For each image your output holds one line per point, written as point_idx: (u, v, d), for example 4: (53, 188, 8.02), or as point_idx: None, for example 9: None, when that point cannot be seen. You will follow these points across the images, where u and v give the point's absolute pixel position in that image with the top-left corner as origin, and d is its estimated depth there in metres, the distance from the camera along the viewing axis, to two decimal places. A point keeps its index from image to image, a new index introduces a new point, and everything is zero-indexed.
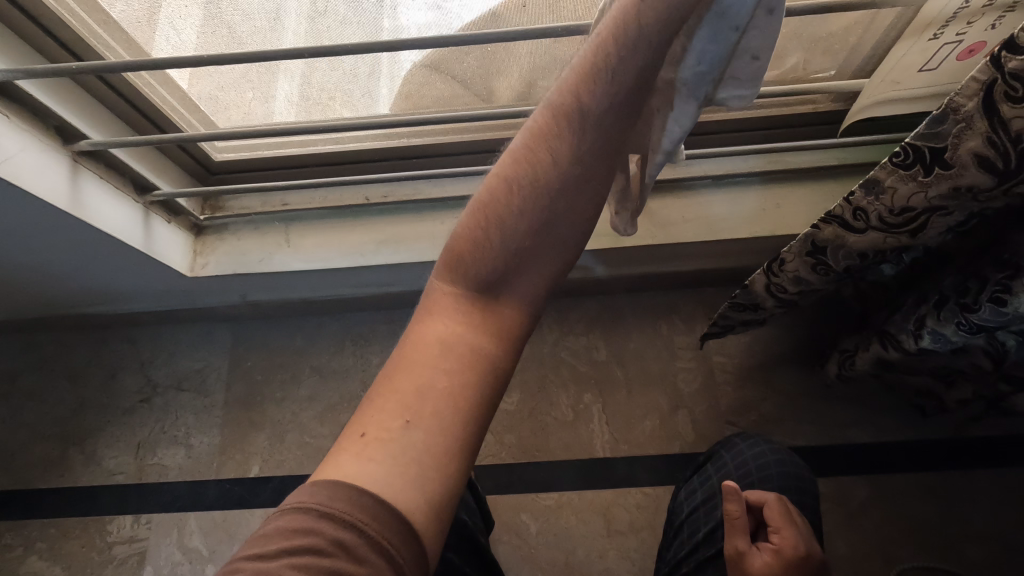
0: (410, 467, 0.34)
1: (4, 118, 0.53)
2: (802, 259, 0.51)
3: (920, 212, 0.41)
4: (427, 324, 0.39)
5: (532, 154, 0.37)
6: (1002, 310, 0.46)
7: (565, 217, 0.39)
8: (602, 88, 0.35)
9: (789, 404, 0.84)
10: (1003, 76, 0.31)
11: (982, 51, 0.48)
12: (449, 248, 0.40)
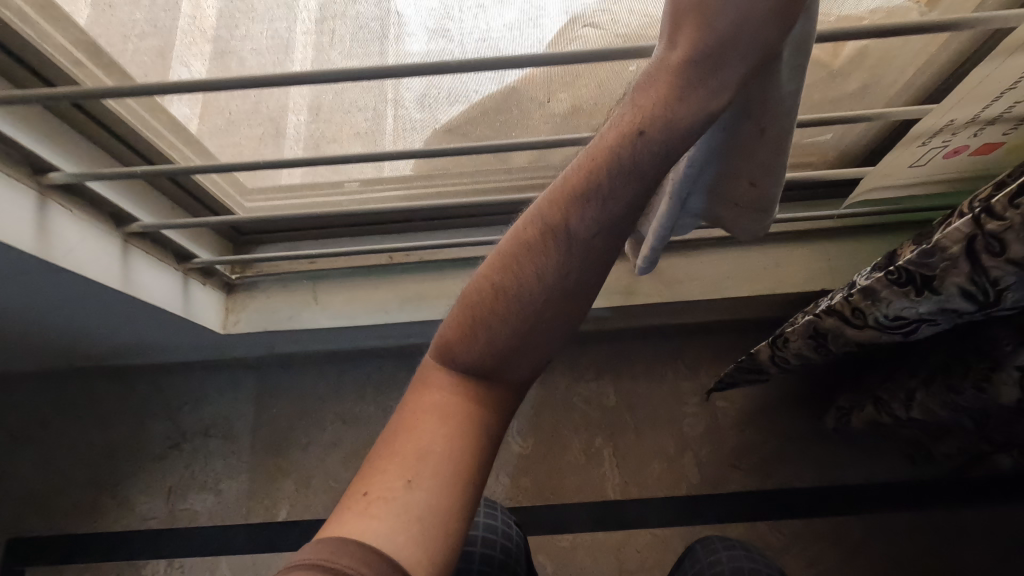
0: (411, 526, 0.37)
1: (68, 214, 0.57)
2: (806, 340, 0.57)
3: (912, 320, 0.46)
4: (425, 399, 0.43)
5: (516, 267, 0.40)
6: (985, 394, 0.50)
7: (546, 324, 0.42)
8: (586, 216, 0.37)
9: (788, 447, 0.90)
10: (983, 233, 0.36)
11: (965, 151, 0.54)
12: (444, 330, 0.44)
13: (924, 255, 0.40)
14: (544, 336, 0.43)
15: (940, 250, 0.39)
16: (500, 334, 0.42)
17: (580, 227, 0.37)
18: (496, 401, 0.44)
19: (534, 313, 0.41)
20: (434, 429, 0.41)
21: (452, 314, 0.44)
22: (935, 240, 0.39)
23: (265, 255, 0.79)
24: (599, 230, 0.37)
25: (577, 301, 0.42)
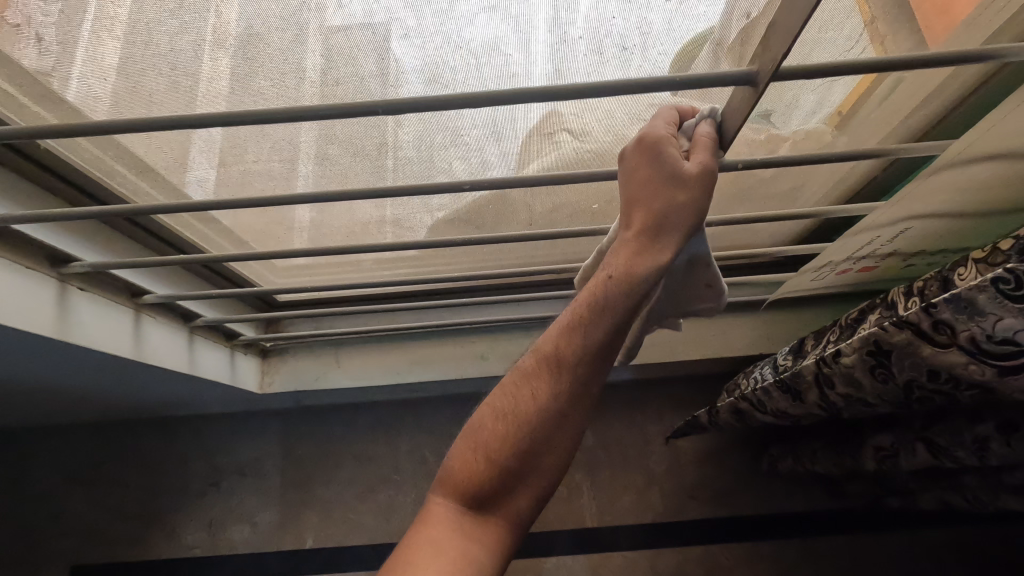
0: None
1: (153, 319, 0.73)
2: (730, 414, 0.75)
3: (794, 414, 0.64)
4: (427, 528, 0.42)
5: (518, 392, 0.46)
6: (863, 458, 0.66)
7: (550, 440, 0.44)
8: (590, 334, 0.44)
9: (738, 481, 1.05)
10: (880, 343, 0.46)
11: (855, 268, 0.69)
12: (447, 470, 0.46)
13: (793, 377, 0.59)
14: (545, 456, 0.45)
15: (801, 374, 0.56)
16: (503, 455, 0.44)
17: (583, 346, 0.44)
18: (497, 532, 0.43)
19: (540, 427, 0.44)
20: (439, 552, 0.40)
21: (460, 441, 0.47)
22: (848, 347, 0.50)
23: (298, 333, 0.94)
24: (600, 345, 0.44)
25: (578, 415, 0.45)
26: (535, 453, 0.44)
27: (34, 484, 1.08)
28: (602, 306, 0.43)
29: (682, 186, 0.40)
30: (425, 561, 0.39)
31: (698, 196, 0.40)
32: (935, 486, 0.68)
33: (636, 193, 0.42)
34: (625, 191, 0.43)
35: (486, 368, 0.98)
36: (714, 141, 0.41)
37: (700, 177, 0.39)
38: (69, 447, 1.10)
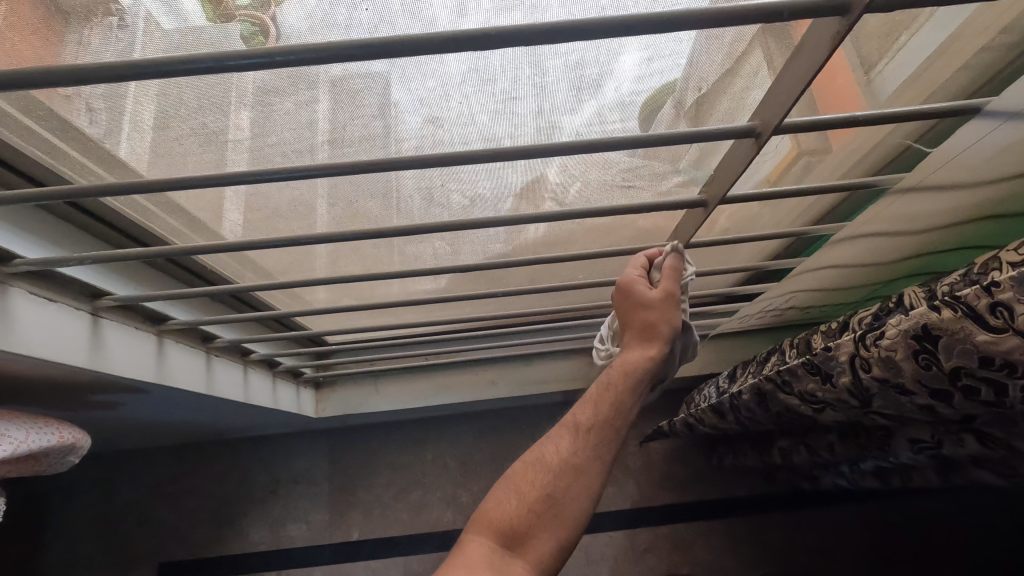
0: None
1: (254, 370, 0.96)
2: (682, 426, 1.02)
3: (721, 428, 0.91)
4: (462, 564, 0.47)
5: (552, 450, 0.53)
6: (773, 455, 0.93)
7: (572, 490, 0.50)
8: (600, 406, 0.53)
9: (697, 472, 1.32)
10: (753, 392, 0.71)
11: (771, 315, 0.93)
12: (485, 517, 0.51)
13: (711, 407, 0.85)
14: (569, 507, 0.50)
15: (720, 405, 0.83)
16: (531, 499, 0.50)
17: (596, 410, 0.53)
18: (529, 571, 0.47)
19: (565, 474, 0.51)
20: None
21: (495, 489, 0.54)
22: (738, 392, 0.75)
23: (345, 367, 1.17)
24: (611, 411, 0.53)
25: (596, 471, 0.51)
26: (560, 500, 0.50)
27: (122, 498, 1.30)
28: (614, 382, 0.53)
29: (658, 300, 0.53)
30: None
31: (670, 312, 0.53)
32: (825, 473, 0.94)
33: (625, 316, 0.55)
34: (620, 314, 0.56)
35: (497, 390, 1.23)
36: (679, 268, 0.55)
37: (667, 297, 0.53)
38: (151, 465, 1.32)
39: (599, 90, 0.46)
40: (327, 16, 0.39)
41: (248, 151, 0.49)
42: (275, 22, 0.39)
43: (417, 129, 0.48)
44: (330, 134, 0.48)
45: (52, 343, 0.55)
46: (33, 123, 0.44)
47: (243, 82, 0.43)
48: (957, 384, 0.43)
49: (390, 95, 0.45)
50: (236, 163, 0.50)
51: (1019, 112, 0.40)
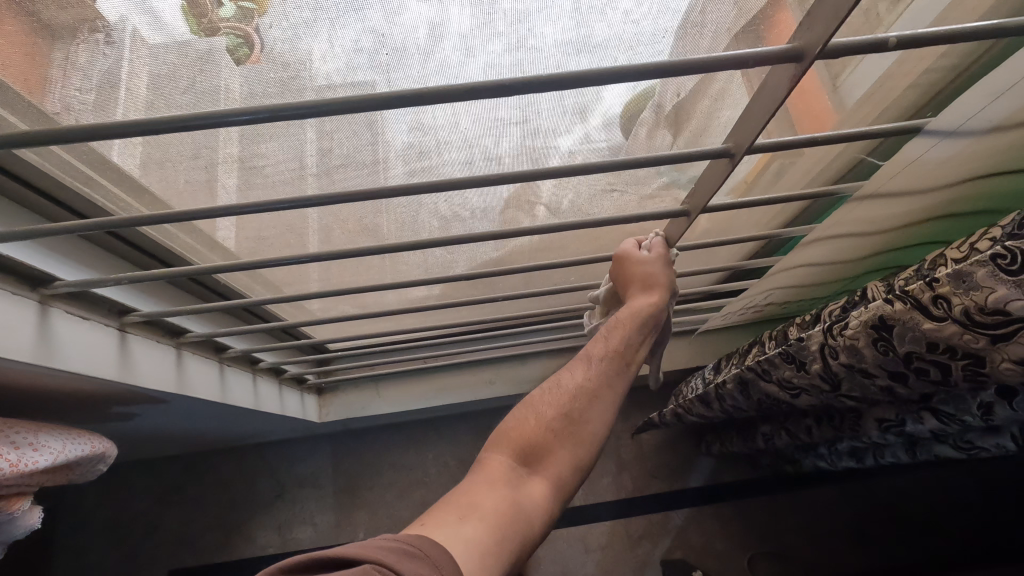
0: (477, 550, 0.44)
1: (262, 379, 1.00)
2: (671, 416, 1.07)
3: (708, 417, 0.97)
4: (482, 473, 0.52)
5: (568, 378, 0.59)
6: (757, 440, 0.99)
7: (587, 416, 0.55)
8: (612, 338, 0.59)
9: (687, 461, 1.38)
10: (736, 383, 0.77)
11: (752, 310, 0.99)
12: (501, 432, 0.56)
13: (698, 397, 0.91)
14: (584, 429, 0.55)
15: (706, 395, 0.88)
16: (551, 422, 0.55)
17: (610, 346, 0.58)
18: (544, 485, 0.52)
19: (579, 400, 0.56)
20: (496, 487, 0.50)
21: (515, 410, 0.58)
22: (723, 383, 0.81)
23: (345, 372, 1.21)
24: (622, 350, 0.58)
25: (606, 403, 0.57)
26: (575, 424, 0.55)
27: (128, 509, 1.32)
28: (621, 325, 0.59)
29: (654, 257, 0.61)
30: (485, 491, 0.49)
31: (665, 270, 0.61)
32: (806, 455, 1.01)
33: (625, 278, 0.62)
34: (619, 280, 0.63)
35: (494, 390, 1.28)
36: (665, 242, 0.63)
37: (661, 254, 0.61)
38: (155, 475, 1.35)
39: (581, 112, 0.51)
40: (335, 56, 0.43)
41: (239, 172, 0.52)
42: (257, 33, 0.40)
43: (409, 144, 0.51)
44: (322, 162, 0.52)
45: (87, 358, 0.58)
46: (71, 157, 0.49)
47: (224, 130, 0.48)
48: (911, 367, 0.48)
49: (390, 124, 0.49)
50: (228, 190, 0.53)
51: (954, 130, 0.46)
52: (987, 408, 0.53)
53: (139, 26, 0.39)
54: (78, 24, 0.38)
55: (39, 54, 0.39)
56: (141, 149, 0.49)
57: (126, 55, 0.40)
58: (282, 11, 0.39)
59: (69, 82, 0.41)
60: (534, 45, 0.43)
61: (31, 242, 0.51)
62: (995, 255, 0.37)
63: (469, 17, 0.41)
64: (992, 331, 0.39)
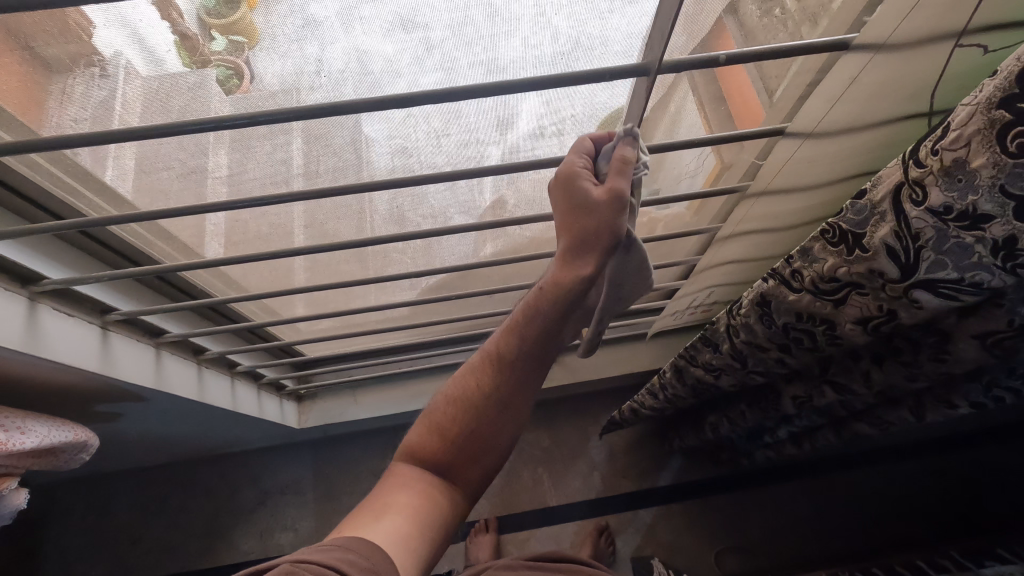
0: (399, 542, 0.49)
1: (242, 384, 1.06)
2: (629, 412, 1.14)
3: (659, 410, 1.04)
4: (393, 482, 0.56)
5: (474, 379, 0.58)
6: (707, 431, 1.05)
7: (490, 427, 0.56)
8: (521, 339, 0.55)
9: (657, 462, 1.43)
10: (672, 372, 0.84)
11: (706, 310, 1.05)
12: (410, 440, 0.59)
13: (646, 389, 0.97)
14: (490, 439, 0.56)
15: (652, 387, 0.95)
16: (454, 436, 0.56)
17: (515, 348, 0.56)
18: (456, 491, 0.57)
19: (488, 409, 0.56)
20: (410, 490, 0.54)
21: (420, 419, 0.60)
22: (662, 373, 0.88)
23: (325, 379, 1.26)
24: (530, 344, 0.55)
25: (512, 407, 0.57)
26: (484, 434, 0.56)
27: (115, 518, 1.37)
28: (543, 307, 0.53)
29: (595, 213, 0.46)
30: (395, 498, 0.54)
31: (615, 215, 0.46)
32: (755, 446, 1.06)
33: (564, 225, 0.50)
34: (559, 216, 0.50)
35: None
36: (631, 161, 0.46)
37: (608, 202, 0.45)
38: (141, 485, 1.40)
39: (531, 135, 0.58)
40: (312, 79, 0.50)
41: (224, 183, 0.59)
42: (247, 66, 0.49)
43: (388, 157, 0.58)
44: (305, 168, 0.58)
45: (70, 350, 0.65)
46: (54, 168, 0.56)
47: (214, 133, 0.54)
48: (790, 337, 0.55)
49: (371, 139, 0.57)
50: (217, 195, 0.60)
51: (811, 132, 0.53)
52: (868, 374, 0.60)
53: (129, 59, 0.46)
54: (77, 59, 0.46)
55: (39, 86, 0.46)
56: (132, 158, 0.55)
57: (118, 84, 0.47)
58: (269, 45, 0.48)
59: (64, 112, 0.48)
60: (504, 65, 0.49)
61: (19, 241, 0.58)
62: (824, 231, 0.44)
63: (441, 42, 0.47)
64: (833, 297, 0.46)
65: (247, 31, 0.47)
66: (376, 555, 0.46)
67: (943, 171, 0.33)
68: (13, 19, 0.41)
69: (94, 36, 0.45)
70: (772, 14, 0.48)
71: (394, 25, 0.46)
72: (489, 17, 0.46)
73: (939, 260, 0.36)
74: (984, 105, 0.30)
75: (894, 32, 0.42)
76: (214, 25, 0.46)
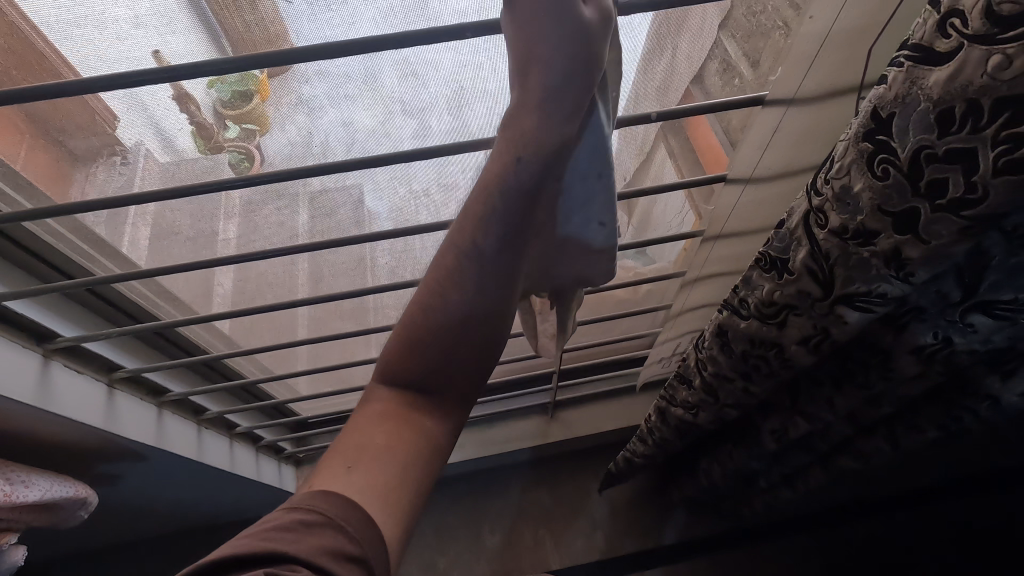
0: (378, 498, 0.37)
1: (242, 445, 1.09)
2: (624, 463, 1.14)
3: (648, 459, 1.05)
4: (364, 413, 0.44)
5: (440, 281, 0.44)
6: (703, 477, 1.05)
7: (474, 329, 0.44)
8: (490, 210, 0.43)
9: (662, 519, 1.39)
10: (658, 413, 0.87)
11: None
12: (380, 364, 0.46)
13: (636, 435, 0.99)
14: (478, 343, 0.44)
15: (642, 432, 0.97)
16: (432, 343, 0.44)
17: (484, 225, 0.43)
18: (444, 412, 0.45)
19: (468, 308, 0.44)
20: (383, 423, 0.42)
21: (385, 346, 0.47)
22: (649, 416, 0.91)
23: (324, 441, 1.28)
24: (503, 210, 0.43)
25: (498, 302, 0.44)
26: (470, 341, 0.44)
27: None
28: (510, 162, 0.42)
29: (574, 32, 0.37)
30: (369, 433, 0.42)
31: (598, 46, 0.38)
32: (754, 493, 1.06)
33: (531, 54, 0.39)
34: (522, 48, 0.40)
35: (464, 454, 1.32)
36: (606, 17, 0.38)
37: (598, 20, 0.38)
38: (136, 559, 1.38)
39: None
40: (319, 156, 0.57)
41: (228, 245, 0.65)
42: (257, 150, 0.55)
43: (384, 215, 0.65)
44: (307, 228, 0.65)
45: (76, 405, 0.69)
46: (75, 237, 0.62)
47: (227, 201, 0.61)
48: (749, 364, 0.59)
49: (368, 205, 0.63)
50: (227, 249, 0.65)
51: (749, 179, 0.59)
52: (831, 400, 0.63)
53: (150, 146, 0.53)
54: (102, 149, 0.52)
55: (66, 172, 0.53)
56: (149, 230, 0.62)
57: (136, 171, 0.54)
58: (277, 130, 0.55)
59: (90, 190, 0.55)
60: (472, 130, 0.56)
61: (36, 301, 0.64)
62: (761, 262, 0.49)
63: (420, 110, 0.54)
64: (776, 320, 0.50)
65: (261, 119, 0.54)
66: (370, 537, 0.34)
67: (835, 197, 0.38)
68: (42, 113, 0.49)
69: (119, 130, 0.51)
70: (733, 83, 0.55)
71: (381, 102, 0.54)
72: (456, 91, 0.53)
73: (849, 275, 0.40)
74: (853, 140, 0.35)
75: (801, 86, 0.49)
76: (229, 115, 0.53)
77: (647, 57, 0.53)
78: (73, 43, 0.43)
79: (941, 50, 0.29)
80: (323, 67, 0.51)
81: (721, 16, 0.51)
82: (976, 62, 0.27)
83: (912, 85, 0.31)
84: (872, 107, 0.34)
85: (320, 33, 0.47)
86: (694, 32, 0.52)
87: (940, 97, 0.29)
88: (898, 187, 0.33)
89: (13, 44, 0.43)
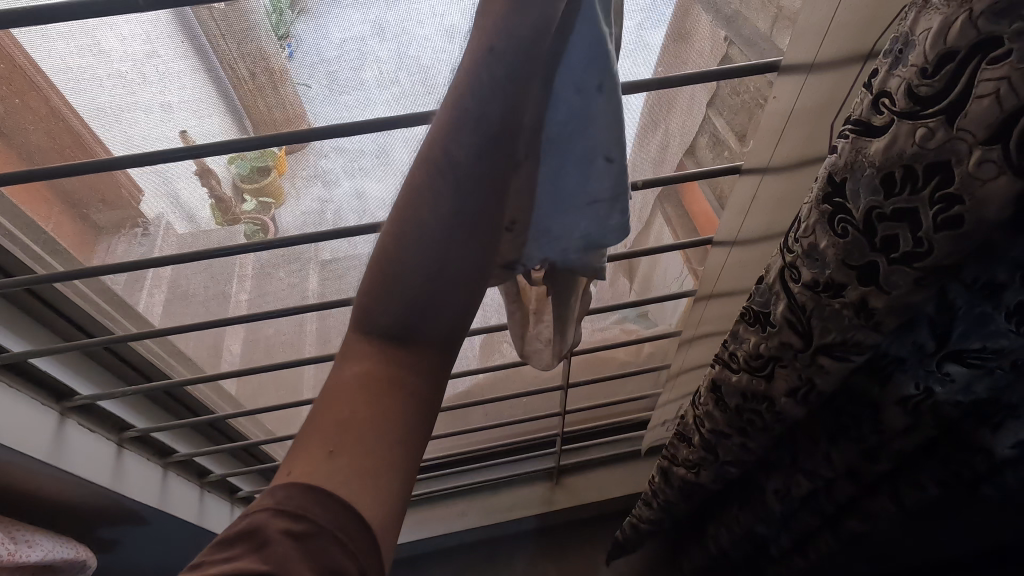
0: (368, 481, 0.34)
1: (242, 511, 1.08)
2: (630, 531, 1.11)
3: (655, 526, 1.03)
4: (334, 382, 0.38)
5: (403, 227, 0.39)
6: (713, 545, 1.02)
7: (448, 275, 0.39)
8: (456, 140, 0.38)
9: None
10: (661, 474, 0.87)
11: None
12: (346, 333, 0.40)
13: (641, 500, 0.98)
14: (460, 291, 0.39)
15: (647, 496, 0.96)
16: (400, 296, 0.38)
17: (449, 157, 0.38)
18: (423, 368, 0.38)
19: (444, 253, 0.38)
20: (362, 390, 0.37)
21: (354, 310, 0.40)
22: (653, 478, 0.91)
23: None
24: (471, 139, 0.38)
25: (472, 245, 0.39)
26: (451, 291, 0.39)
27: None
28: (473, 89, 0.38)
29: None
30: (345, 404, 0.36)
31: None
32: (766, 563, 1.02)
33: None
34: None
35: (467, 521, 1.29)
36: None
37: None
38: None
39: None
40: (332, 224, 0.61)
41: (241, 306, 0.68)
42: (272, 221, 0.61)
43: None
44: (318, 290, 0.68)
45: (85, 463, 0.71)
46: (96, 298, 0.66)
47: (243, 265, 0.65)
48: (743, 418, 0.60)
49: None
50: (241, 308, 0.68)
51: (734, 241, 0.64)
52: (829, 455, 0.63)
53: (170, 219, 0.58)
54: (126, 220, 0.57)
55: (90, 239, 0.58)
56: (164, 291, 0.65)
57: (156, 239, 0.59)
58: (291, 202, 0.60)
59: (111, 255, 0.59)
60: None
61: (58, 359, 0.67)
62: (748, 316, 0.52)
63: None
64: (764, 372, 0.52)
65: (275, 192, 0.59)
66: (356, 536, 0.32)
67: (804, 254, 0.42)
68: (74, 189, 0.54)
69: (143, 202, 0.56)
70: (723, 156, 0.59)
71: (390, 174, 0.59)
72: None
73: (824, 326, 0.43)
74: (815, 203, 0.40)
75: (772, 158, 0.54)
76: (247, 190, 0.58)
77: (641, 133, 0.59)
78: (110, 129, 0.49)
79: (877, 123, 0.33)
80: (339, 144, 0.56)
81: (709, 96, 0.57)
82: (905, 134, 0.31)
83: (858, 153, 0.35)
84: (828, 173, 0.38)
85: (337, 115, 0.52)
86: (683, 111, 0.58)
87: (881, 162, 0.33)
88: (856, 242, 0.37)
89: (55, 127, 0.48)
